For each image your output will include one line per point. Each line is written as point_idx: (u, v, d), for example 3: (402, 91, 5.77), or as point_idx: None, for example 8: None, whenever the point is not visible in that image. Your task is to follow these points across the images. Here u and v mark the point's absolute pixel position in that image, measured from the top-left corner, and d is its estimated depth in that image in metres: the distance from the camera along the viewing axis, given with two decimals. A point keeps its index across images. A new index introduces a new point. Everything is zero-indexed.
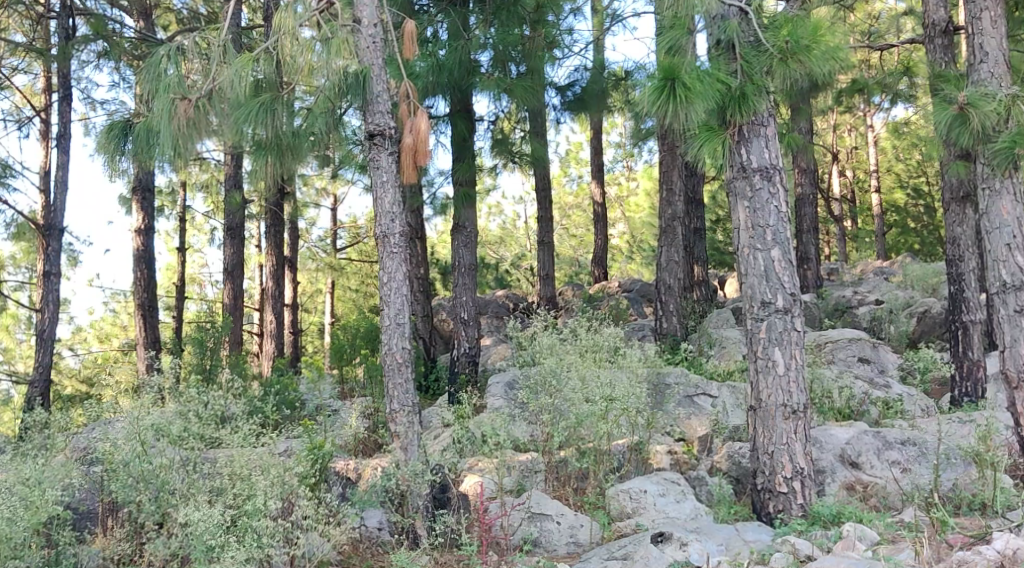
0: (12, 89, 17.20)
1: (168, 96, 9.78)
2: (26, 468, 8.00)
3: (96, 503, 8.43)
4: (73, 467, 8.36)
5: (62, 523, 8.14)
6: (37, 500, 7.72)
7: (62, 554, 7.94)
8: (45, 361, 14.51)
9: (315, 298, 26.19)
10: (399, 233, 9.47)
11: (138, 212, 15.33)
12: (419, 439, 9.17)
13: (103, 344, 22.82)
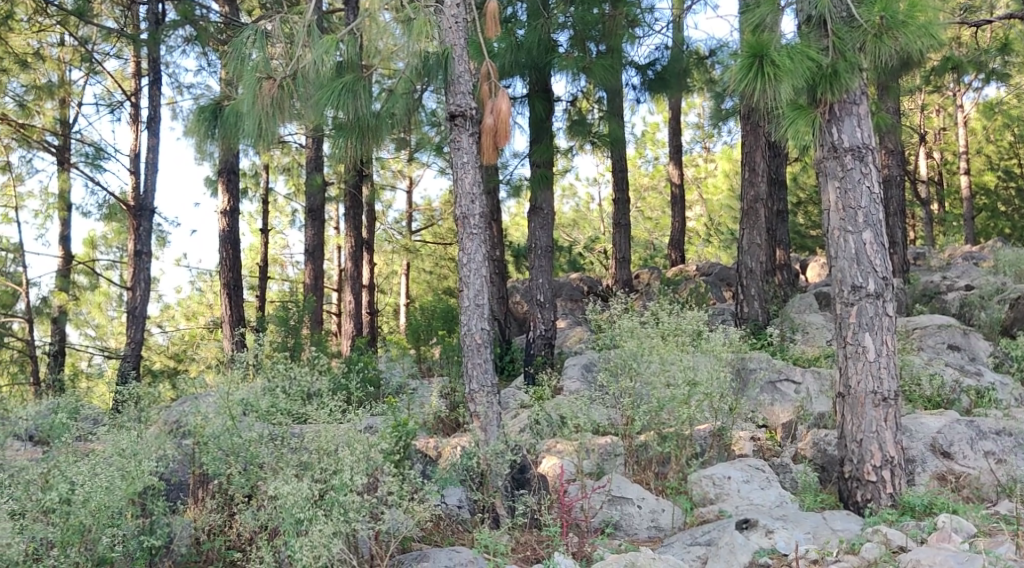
0: (103, 73, 17.61)
1: (254, 75, 9.97)
2: (123, 439, 8.19)
3: (188, 475, 8.64)
4: (168, 440, 8.54)
5: (154, 494, 8.29)
6: (133, 471, 7.93)
7: (156, 524, 8.09)
8: (136, 337, 15.00)
9: (390, 280, 26.38)
10: (479, 215, 9.49)
11: (224, 194, 15.75)
12: (499, 419, 9.13)
13: (189, 322, 23.30)
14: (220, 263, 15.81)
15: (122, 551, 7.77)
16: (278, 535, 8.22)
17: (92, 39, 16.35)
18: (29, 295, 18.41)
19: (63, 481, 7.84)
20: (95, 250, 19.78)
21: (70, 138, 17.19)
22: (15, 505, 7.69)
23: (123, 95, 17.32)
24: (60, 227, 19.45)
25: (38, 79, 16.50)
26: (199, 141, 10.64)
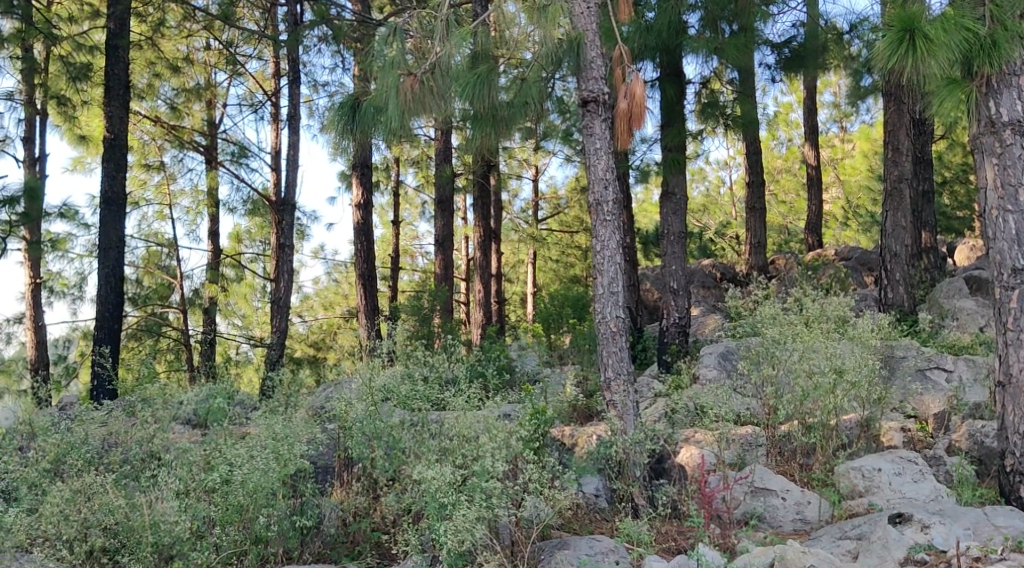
0: (245, 75, 18.47)
1: (394, 72, 10.20)
2: (275, 423, 8.52)
3: (334, 459, 9.01)
4: (315, 425, 8.96)
5: (303, 477, 8.59)
6: (286, 453, 8.20)
7: (306, 505, 8.42)
8: (281, 326, 15.76)
9: (518, 268, 26.43)
10: (613, 201, 9.36)
11: (356, 187, 16.25)
12: (637, 408, 9.05)
13: (326, 312, 23.85)
14: (355, 255, 16.09)
15: (277, 531, 8.01)
16: (422, 517, 8.35)
17: (235, 42, 17.14)
18: (182, 288, 19.18)
19: (223, 465, 8.15)
20: (240, 244, 20.29)
21: (216, 137, 18.29)
22: (178, 486, 7.93)
23: (264, 95, 18.05)
24: (208, 224, 20.01)
25: (185, 82, 17.93)
26: (335, 138, 11.02)
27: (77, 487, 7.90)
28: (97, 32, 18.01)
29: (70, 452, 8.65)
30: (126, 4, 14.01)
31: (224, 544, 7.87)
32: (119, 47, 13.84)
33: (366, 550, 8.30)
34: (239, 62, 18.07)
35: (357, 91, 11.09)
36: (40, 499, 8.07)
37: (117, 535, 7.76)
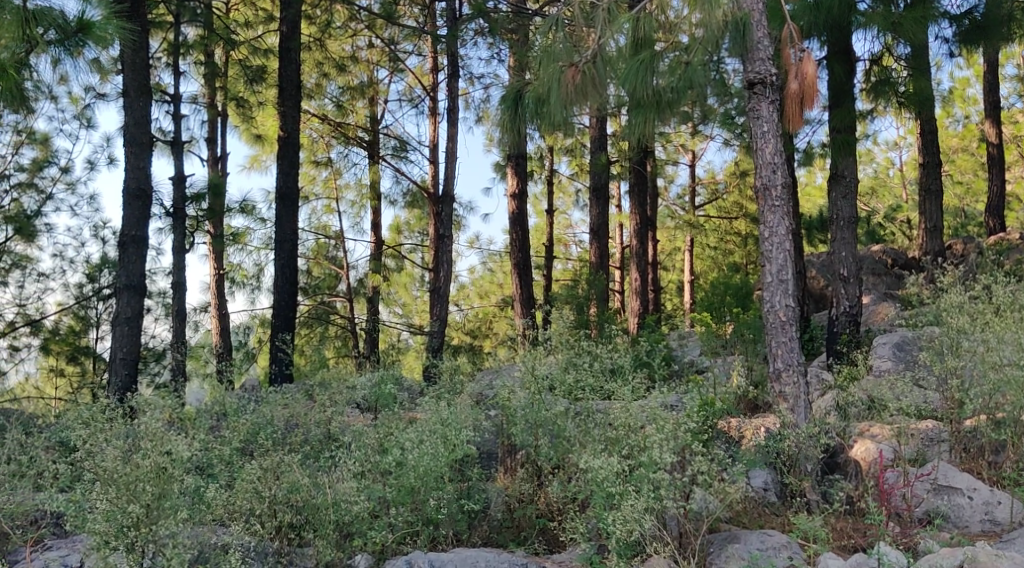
0: (406, 71, 18.81)
1: (557, 65, 10.47)
2: (443, 410, 8.78)
3: (497, 445, 9.47)
4: (480, 413, 9.40)
5: (470, 462, 8.92)
6: (454, 439, 8.42)
7: (473, 488, 8.67)
8: (440, 314, 16.07)
9: (675, 257, 26.14)
10: (781, 185, 9.04)
11: (511, 177, 16.50)
12: (808, 401, 8.75)
13: (483, 301, 24.07)
14: (510, 244, 16.24)
15: (448, 513, 8.18)
16: (588, 505, 8.54)
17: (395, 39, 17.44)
18: (348, 277, 19.62)
19: (395, 447, 8.36)
20: (400, 235, 20.70)
21: (378, 132, 18.84)
22: (357, 467, 8.12)
23: (422, 90, 18.51)
24: (371, 216, 20.39)
25: (350, 81, 18.63)
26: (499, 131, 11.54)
27: (267, 465, 8.00)
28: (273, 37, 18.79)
29: (260, 433, 9.17)
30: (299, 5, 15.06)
31: (397, 523, 8.04)
32: (292, 48, 15.12)
33: (532, 536, 8.51)
34: (399, 58, 18.61)
35: (517, 86, 11.32)
36: (235, 476, 8.21)
37: (302, 511, 7.85)
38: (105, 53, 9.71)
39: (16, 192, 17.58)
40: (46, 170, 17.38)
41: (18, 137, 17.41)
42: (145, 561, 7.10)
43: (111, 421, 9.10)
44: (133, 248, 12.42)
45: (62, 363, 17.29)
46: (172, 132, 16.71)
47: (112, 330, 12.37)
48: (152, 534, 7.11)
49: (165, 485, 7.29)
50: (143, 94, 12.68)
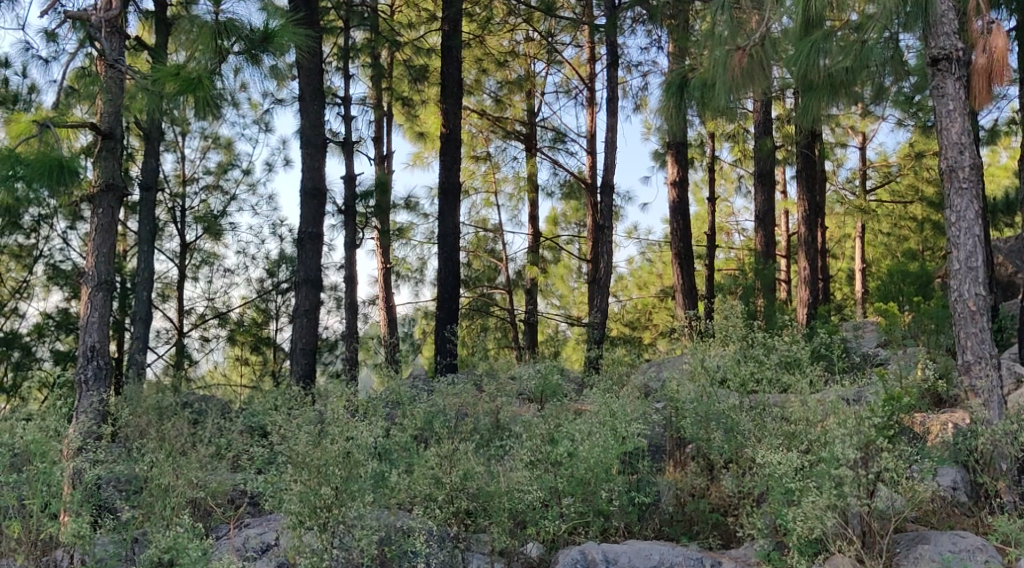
0: (563, 62, 18.70)
1: (723, 48, 10.14)
2: (615, 403, 8.83)
3: (666, 438, 9.37)
4: (648, 406, 9.29)
5: (639, 455, 8.84)
6: (623, 432, 8.41)
7: (642, 482, 8.59)
8: (601, 305, 15.93)
9: (844, 243, 25.35)
10: (969, 166, 8.53)
11: (670, 165, 16.16)
12: (1003, 395, 8.27)
13: (644, 291, 23.86)
14: (670, 233, 15.92)
15: (618, 505, 8.13)
16: (763, 501, 8.29)
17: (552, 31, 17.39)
18: (508, 269, 19.81)
19: (564, 439, 8.33)
20: (557, 227, 20.64)
21: (535, 126, 19.00)
22: (528, 456, 8.06)
23: (579, 80, 18.40)
24: (529, 209, 20.37)
25: (509, 75, 18.73)
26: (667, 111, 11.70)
27: (441, 452, 7.90)
28: (432, 34, 18.84)
29: (434, 421, 9.38)
30: (460, 6, 15.45)
31: (569, 513, 7.99)
32: (453, 46, 15.43)
33: (705, 531, 8.34)
34: (557, 50, 18.56)
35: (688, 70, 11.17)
36: (411, 462, 8.22)
37: (478, 498, 7.70)
38: (279, 61, 9.84)
39: (204, 194, 18.31)
40: (230, 172, 18.03)
41: (205, 142, 18.14)
42: (335, 542, 7.15)
43: (299, 410, 9.33)
44: (310, 245, 13.60)
45: (246, 351, 17.83)
46: (341, 131, 17.09)
47: (292, 322, 13.54)
48: (343, 515, 7.18)
49: (352, 469, 7.41)
50: (317, 98, 14.00)
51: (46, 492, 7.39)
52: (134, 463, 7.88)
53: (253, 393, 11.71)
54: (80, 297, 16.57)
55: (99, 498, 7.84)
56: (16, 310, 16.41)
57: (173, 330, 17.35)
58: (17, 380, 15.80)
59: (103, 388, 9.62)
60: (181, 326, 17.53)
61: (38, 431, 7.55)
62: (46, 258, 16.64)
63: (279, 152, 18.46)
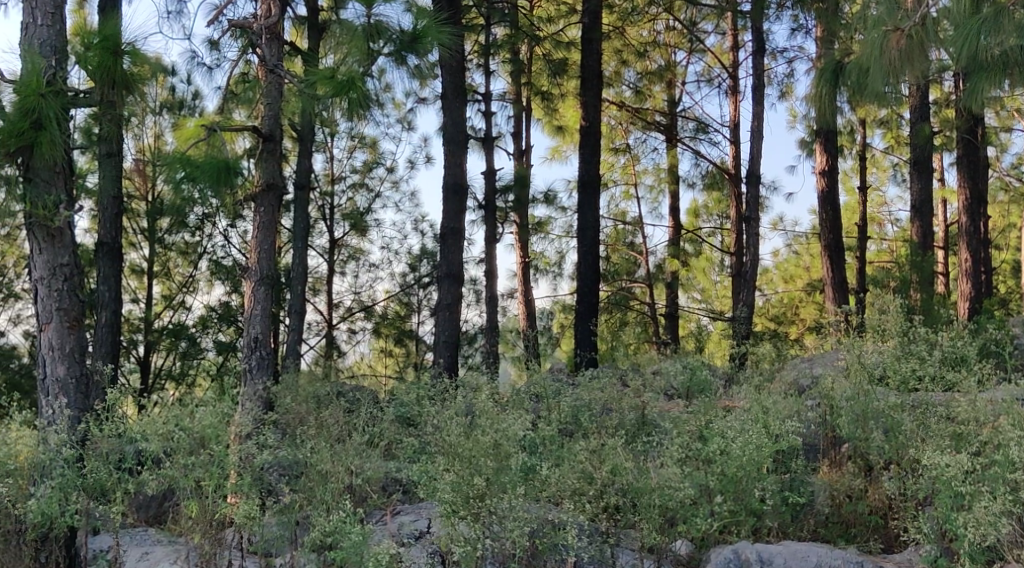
0: (705, 50, 18.30)
1: (881, 29, 9.85)
2: (765, 403, 8.54)
3: (821, 436, 8.88)
4: (801, 403, 8.92)
5: (793, 454, 8.44)
6: (775, 430, 8.11)
7: (796, 482, 8.18)
8: (749, 298, 15.49)
9: (1006, 233, 24.19)
10: None
11: (819, 153, 15.59)
12: None
13: (790, 285, 23.24)
14: (820, 224, 15.36)
15: (771, 506, 7.81)
16: (927, 503, 7.84)
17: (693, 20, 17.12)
18: (648, 263, 19.47)
19: (715, 437, 8.03)
20: (698, 219, 20.18)
21: (676, 116, 18.59)
22: (678, 453, 7.76)
23: (722, 69, 17.94)
24: (670, 201, 19.99)
25: (649, 66, 18.41)
26: (821, 92, 11.65)
27: (592, 448, 7.66)
28: (573, 28, 18.78)
29: (581, 415, 9.23)
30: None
31: (720, 512, 7.63)
32: (594, 38, 15.21)
33: (863, 535, 7.98)
34: (699, 39, 18.16)
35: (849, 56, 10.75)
36: (560, 456, 7.97)
37: (627, 493, 7.41)
38: (422, 62, 9.93)
39: (351, 192, 18.52)
40: (375, 170, 18.18)
41: (351, 141, 18.32)
42: (488, 532, 7.06)
43: (448, 402, 9.31)
44: (452, 239, 13.59)
45: (390, 344, 17.96)
46: (482, 127, 17.09)
47: (435, 316, 13.56)
48: (494, 506, 7.06)
49: (504, 461, 7.41)
50: (458, 95, 13.94)
51: (220, 474, 7.43)
52: (296, 449, 7.93)
53: (400, 383, 11.83)
54: (240, 291, 16.95)
55: (267, 484, 7.73)
56: (183, 304, 16.94)
57: (323, 322, 17.59)
58: (184, 368, 16.54)
59: (266, 377, 9.79)
60: (331, 319, 17.76)
61: (213, 416, 7.69)
62: (209, 254, 17.05)
63: (422, 149, 18.55)
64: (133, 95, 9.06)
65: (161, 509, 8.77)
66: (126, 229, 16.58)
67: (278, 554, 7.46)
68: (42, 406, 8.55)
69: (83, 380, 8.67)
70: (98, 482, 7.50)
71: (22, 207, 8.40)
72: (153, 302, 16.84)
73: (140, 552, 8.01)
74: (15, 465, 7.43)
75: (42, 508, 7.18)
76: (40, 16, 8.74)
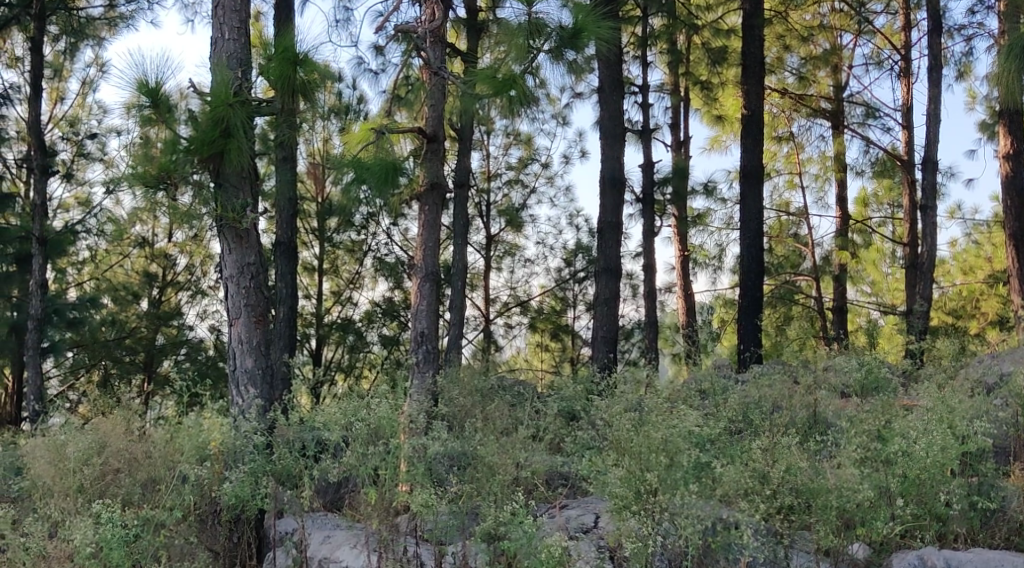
0: (873, 32, 17.47)
1: None
2: (947, 401, 8.00)
3: (1013, 439, 8.30)
4: (992, 402, 8.32)
5: (983, 457, 7.88)
6: (962, 431, 7.59)
7: (986, 486, 7.61)
8: (927, 291, 14.67)
9: None
10: None
11: (1003, 136, 14.63)
12: None
13: (967, 275, 22.10)
14: (1004, 211, 14.41)
15: (959, 509, 7.27)
16: None
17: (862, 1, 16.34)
18: (815, 255, 18.73)
19: (896, 437, 7.58)
20: (867, 209, 19.33)
21: (843, 102, 17.82)
22: (858, 452, 7.30)
23: (893, 51, 17.11)
24: (837, 191, 19.20)
25: (814, 50, 17.69)
26: (1015, 73, 10.82)
27: (765, 446, 7.30)
28: (732, 14, 18.19)
29: (752, 413, 8.84)
30: None
31: (903, 515, 7.14)
32: (756, 25, 14.64)
33: None
34: (867, 20, 17.33)
35: None
36: (734, 454, 7.56)
37: (802, 494, 6.93)
38: (581, 57, 9.41)
39: (507, 188, 18.42)
40: (530, 166, 18.03)
41: (507, 138, 18.20)
42: (660, 530, 6.76)
43: (616, 397, 9.05)
44: (611, 234, 13.27)
45: (546, 338, 17.78)
46: (640, 118, 16.73)
47: (594, 310, 13.28)
48: (667, 503, 6.81)
49: (673, 456, 7.09)
50: (616, 88, 13.64)
51: (393, 464, 7.38)
52: (465, 440, 7.61)
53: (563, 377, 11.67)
54: (403, 287, 17.00)
55: (436, 475, 7.54)
56: (350, 299, 17.14)
57: (481, 317, 17.54)
58: (352, 361, 16.84)
59: (432, 371, 9.73)
60: (488, 314, 17.71)
61: (388, 407, 7.64)
62: (374, 252, 17.17)
63: (578, 143, 18.32)
64: (309, 101, 8.90)
65: (338, 495, 8.66)
66: (298, 229, 16.83)
67: (449, 543, 7.19)
68: (234, 397, 8.60)
69: (269, 372, 8.65)
70: (287, 468, 7.51)
71: (212, 210, 8.44)
72: (323, 298, 17.11)
73: (323, 535, 7.80)
74: (211, 451, 7.61)
75: (236, 491, 7.25)
76: (227, 32, 8.84)
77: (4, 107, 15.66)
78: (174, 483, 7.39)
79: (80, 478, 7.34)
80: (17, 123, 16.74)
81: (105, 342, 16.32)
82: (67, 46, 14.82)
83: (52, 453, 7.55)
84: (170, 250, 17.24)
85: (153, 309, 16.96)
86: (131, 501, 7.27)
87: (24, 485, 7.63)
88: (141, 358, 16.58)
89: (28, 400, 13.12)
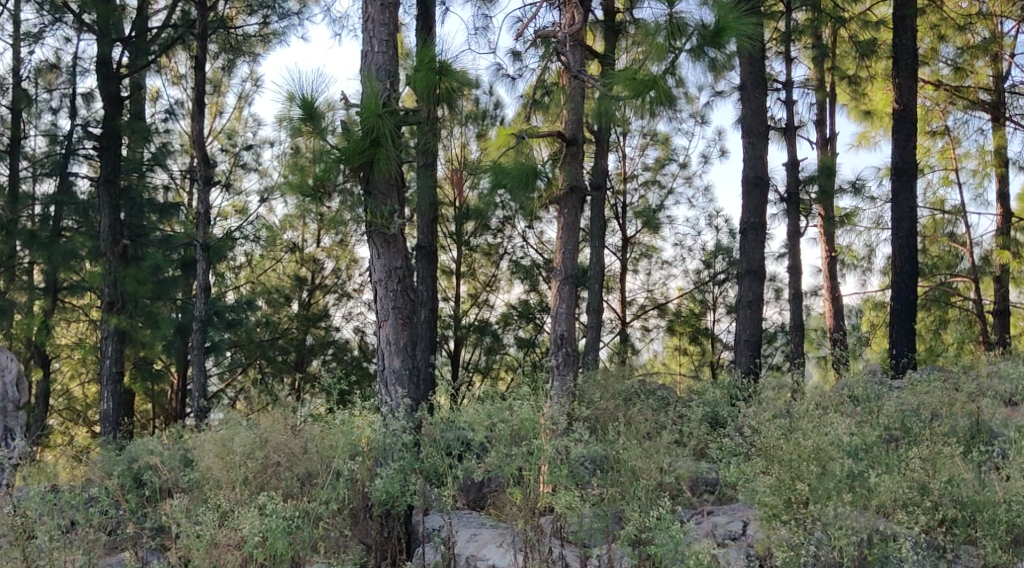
0: None
1: None
2: None
3: None
4: None
5: None
6: None
7: None
8: None
9: None
10: None
11: None
12: None
13: None
14: None
15: None
16: None
17: None
18: (973, 254, 17.82)
19: None
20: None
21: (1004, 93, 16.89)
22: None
23: None
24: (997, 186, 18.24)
25: (970, 40, 16.79)
26: None
27: (924, 455, 6.84)
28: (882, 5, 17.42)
29: (909, 420, 8.34)
30: None
31: None
32: (908, 16, 13.93)
33: None
34: None
35: None
36: (889, 461, 7.14)
37: (966, 506, 6.51)
38: (723, 53, 8.98)
39: (643, 189, 18.07)
40: (668, 166, 17.63)
41: (643, 139, 17.86)
42: (812, 540, 6.37)
43: (762, 403, 8.67)
44: (752, 234, 12.81)
45: (684, 342, 17.35)
46: (784, 115, 16.15)
47: (735, 313, 12.87)
48: (820, 513, 6.38)
49: (826, 463, 6.67)
50: (760, 86, 13.16)
51: (540, 464, 7.13)
52: (609, 442, 7.34)
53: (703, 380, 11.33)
54: (539, 290, 16.80)
55: (579, 476, 7.28)
56: (487, 302, 17.09)
57: (617, 319, 17.23)
58: (489, 362, 16.81)
59: (571, 373, 9.51)
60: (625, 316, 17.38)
61: (531, 408, 7.41)
62: (509, 255, 17.05)
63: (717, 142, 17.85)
64: (452, 105, 8.78)
65: (480, 493, 8.61)
66: (436, 233, 16.81)
67: (593, 547, 6.95)
68: (381, 396, 8.47)
69: (416, 371, 8.54)
70: (434, 465, 7.39)
71: (362, 216, 8.41)
72: (460, 300, 17.10)
73: (469, 533, 7.75)
74: (363, 447, 7.40)
75: (386, 488, 7.19)
76: (377, 45, 8.68)
77: (170, 121, 16.11)
78: (330, 479, 7.31)
79: (245, 471, 7.36)
80: (181, 137, 17.21)
81: (259, 342, 16.39)
82: (226, 63, 14.97)
83: (218, 448, 7.63)
84: (318, 255, 17.48)
85: (303, 311, 17.19)
86: (290, 495, 7.31)
87: (195, 479, 7.63)
88: (292, 357, 16.83)
89: (192, 397, 13.30)
